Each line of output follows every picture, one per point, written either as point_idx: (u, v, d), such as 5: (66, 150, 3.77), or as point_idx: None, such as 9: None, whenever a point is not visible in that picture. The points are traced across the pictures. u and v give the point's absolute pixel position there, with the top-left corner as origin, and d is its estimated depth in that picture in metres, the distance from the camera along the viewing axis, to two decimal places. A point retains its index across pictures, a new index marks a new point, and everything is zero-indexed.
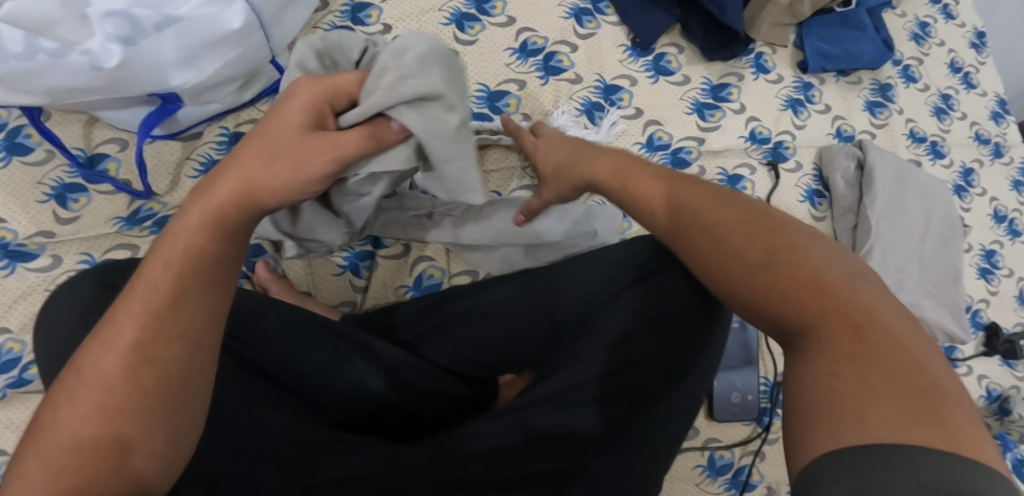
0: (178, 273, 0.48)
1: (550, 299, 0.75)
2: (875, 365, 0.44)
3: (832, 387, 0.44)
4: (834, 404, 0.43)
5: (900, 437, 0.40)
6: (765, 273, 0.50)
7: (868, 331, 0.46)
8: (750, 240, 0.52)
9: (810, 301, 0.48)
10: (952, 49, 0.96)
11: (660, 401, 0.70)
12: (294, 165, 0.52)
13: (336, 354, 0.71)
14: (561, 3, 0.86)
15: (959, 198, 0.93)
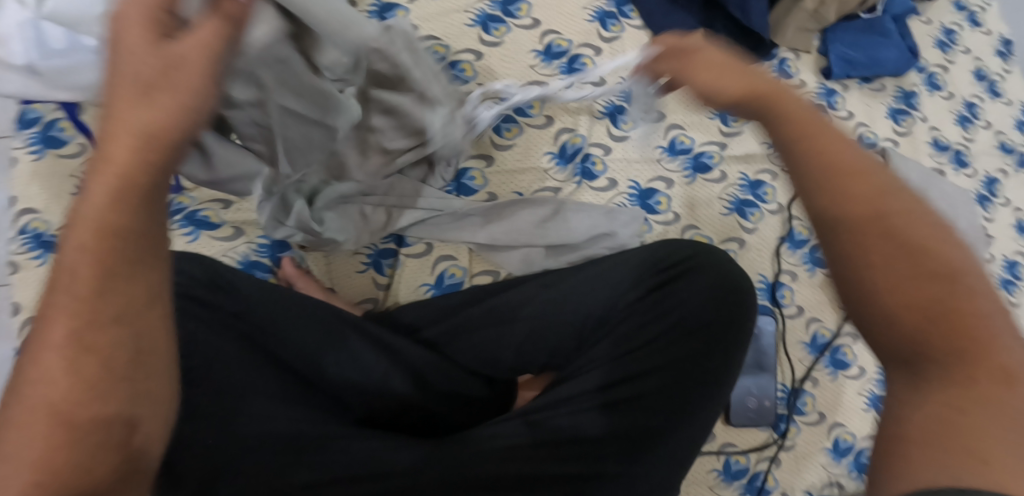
0: (97, 254, 0.40)
1: (575, 302, 0.75)
2: (966, 368, 0.43)
3: (944, 406, 0.42)
4: (934, 426, 0.42)
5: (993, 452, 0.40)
6: (873, 230, 0.45)
7: (963, 310, 0.43)
8: (841, 182, 0.47)
9: (911, 277, 0.44)
10: (978, 57, 0.95)
11: (684, 408, 0.70)
12: (177, 90, 0.42)
13: (359, 350, 0.71)
14: (585, 6, 0.86)
15: (982, 208, 0.92)
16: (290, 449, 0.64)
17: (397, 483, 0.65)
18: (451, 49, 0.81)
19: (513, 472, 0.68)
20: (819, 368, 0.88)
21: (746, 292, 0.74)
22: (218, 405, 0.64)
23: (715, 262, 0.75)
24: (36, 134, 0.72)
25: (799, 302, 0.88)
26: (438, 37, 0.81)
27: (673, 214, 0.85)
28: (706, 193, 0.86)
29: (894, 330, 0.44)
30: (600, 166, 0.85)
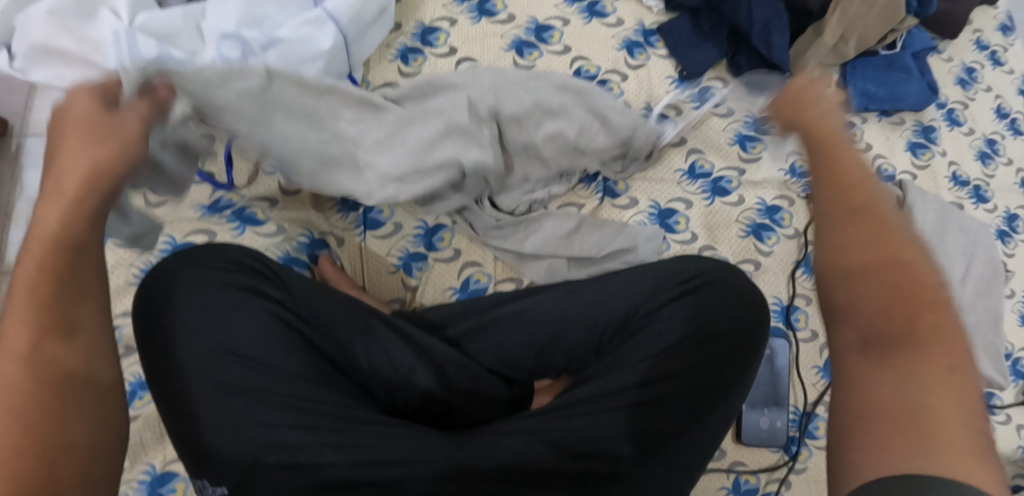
0: (50, 266, 0.50)
1: (595, 308, 0.78)
2: (921, 348, 0.51)
3: (901, 397, 0.50)
4: (903, 401, 0.50)
5: (943, 424, 0.48)
6: (858, 231, 0.55)
7: (914, 293, 0.53)
8: (853, 209, 0.56)
9: (877, 271, 0.54)
10: (1000, 95, 0.97)
11: (698, 417, 0.72)
12: (107, 134, 0.54)
13: (387, 341, 0.76)
14: (614, 35, 0.92)
15: (1002, 243, 0.93)
16: (314, 430, 0.67)
17: (417, 470, 0.68)
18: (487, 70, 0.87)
19: (528, 466, 0.70)
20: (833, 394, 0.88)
21: (762, 309, 0.76)
22: (250, 381, 0.67)
23: (733, 278, 0.77)
24: None
25: (812, 326, 0.89)
26: (475, 59, 0.87)
27: (692, 234, 0.87)
28: (724, 215, 0.89)
29: (858, 315, 0.54)
30: (622, 186, 0.89)
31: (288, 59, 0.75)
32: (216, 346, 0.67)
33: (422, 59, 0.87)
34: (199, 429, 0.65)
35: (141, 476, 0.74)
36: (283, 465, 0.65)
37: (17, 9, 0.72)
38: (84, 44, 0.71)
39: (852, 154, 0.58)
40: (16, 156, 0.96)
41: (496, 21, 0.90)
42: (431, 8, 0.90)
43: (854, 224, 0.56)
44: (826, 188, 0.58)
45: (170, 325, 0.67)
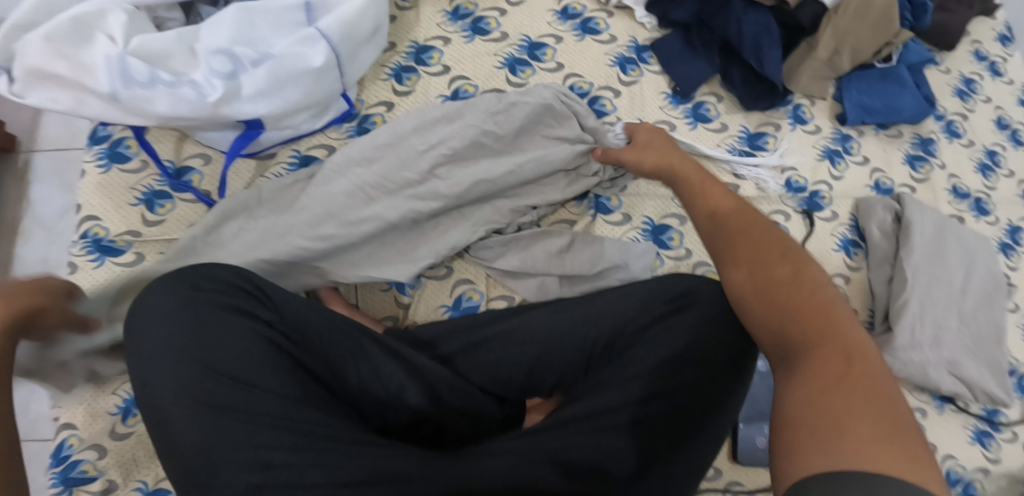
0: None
1: (584, 327, 0.78)
2: (824, 350, 0.55)
3: (815, 399, 0.52)
4: (813, 404, 0.52)
5: (848, 414, 0.51)
6: (757, 255, 0.64)
7: (810, 305, 0.59)
8: (746, 241, 0.65)
9: (773, 289, 0.61)
10: (1000, 106, 0.97)
11: (688, 437, 0.72)
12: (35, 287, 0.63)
13: (377, 361, 0.75)
14: (607, 52, 0.92)
15: (1005, 256, 0.92)
16: (299, 450, 0.66)
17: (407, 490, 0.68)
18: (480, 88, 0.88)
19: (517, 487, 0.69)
20: None
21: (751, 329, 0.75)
22: (236, 402, 0.66)
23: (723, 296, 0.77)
24: (104, 150, 0.82)
25: None
26: (468, 77, 0.88)
27: (685, 250, 0.88)
28: None
29: (764, 337, 0.61)
30: (616, 202, 0.89)
31: (279, 76, 0.77)
32: (201, 368, 0.66)
33: (415, 78, 0.88)
34: (186, 451, 0.65)
35: (132, 494, 0.75)
36: (270, 486, 0.65)
37: (15, 34, 0.73)
38: (78, 69, 0.72)
39: (729, 194, 0.71)
40: (25, 172, 0.99)
41: (490, 39, 0.90)
42: (425, 26, 0.90)
43: (746, 252, 0.64)
44: (717, 226, 0.68)
45: (155, 348, 0.67)
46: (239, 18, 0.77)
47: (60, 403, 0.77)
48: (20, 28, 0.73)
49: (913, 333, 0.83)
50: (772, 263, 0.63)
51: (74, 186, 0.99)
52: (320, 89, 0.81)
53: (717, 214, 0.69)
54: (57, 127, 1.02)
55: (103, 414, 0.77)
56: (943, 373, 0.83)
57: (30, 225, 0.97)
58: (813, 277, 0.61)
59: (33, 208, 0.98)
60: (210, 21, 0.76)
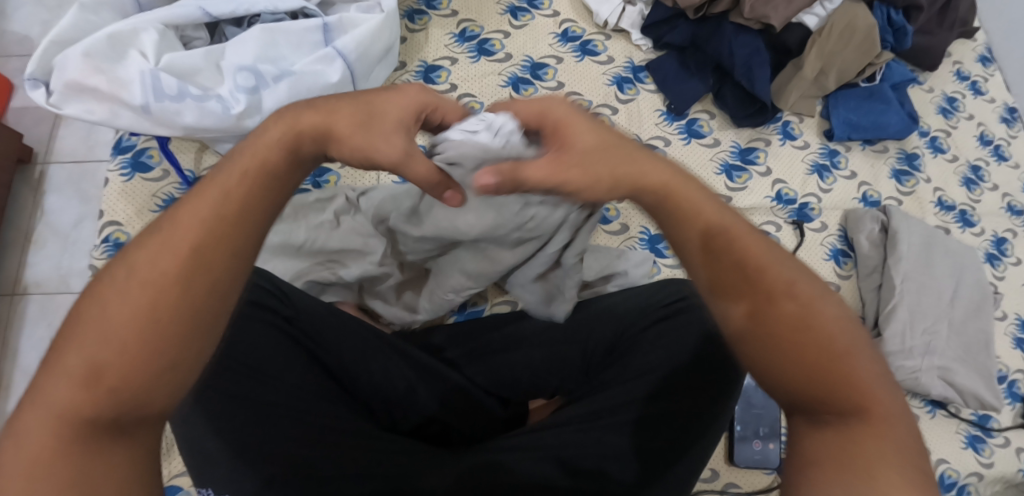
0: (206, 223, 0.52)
1: (585, 332, 0.82)
2: (860, 417, 0.51)
3: (839, 448, 0.50)
4: (845, 452, 0.50)
5: (875, 467, 0.49)
6: (762, 295, 0.56)
7: (826, 358, 0.53)
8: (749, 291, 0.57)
9: (786, 334, 0.54)
10: (982, 123, 1.02)
11: (696, 434, 0.72)
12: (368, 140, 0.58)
13: (389, 361, 0.78)
14: (605, 72, 0.97)
15: (992, 266, 0.95)
16: (313, 444, 0.68)
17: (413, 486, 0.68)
18: (485, 105, 0.92)
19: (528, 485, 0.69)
20: None
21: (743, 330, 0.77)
22: (252, 395, 0.68)
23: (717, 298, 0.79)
24: (127, 160, 0.86)
25: None
26: (473, 95, 0.93)
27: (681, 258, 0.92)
28: None
29: (780, 381, 0.54)
30: (614, 212, 0.94)
31: (299, 91, 0.82)
32: (218, 363, 0.68)
33: (444, 74, 0.94)
34: (201, 446, 0.66)
35: None
36: (281, 481, 0.65)
37: (54, 50, 0.78)
38: (111, 83, 0.78)
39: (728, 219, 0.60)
40: (40, 182, 1.04)
41: (494, 59, 0.95)
42: (433, 46, 0.95)
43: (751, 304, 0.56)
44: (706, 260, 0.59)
45: None
46: (263, 38, 0.82)
47: None
48: (58, 45, 0.78)
49: (903, 338, 0.85)
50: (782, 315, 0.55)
51: (90, 197, 1.04)
52: None
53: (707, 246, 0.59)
54: (74, 140, 1.07)
55: None
56: (934, 378, 0.85)
57: (45, 234, 1.01)
58: (838, 328, 0.55)
59: (47, 218, 1.02)
60: (236, 40, 0.82)
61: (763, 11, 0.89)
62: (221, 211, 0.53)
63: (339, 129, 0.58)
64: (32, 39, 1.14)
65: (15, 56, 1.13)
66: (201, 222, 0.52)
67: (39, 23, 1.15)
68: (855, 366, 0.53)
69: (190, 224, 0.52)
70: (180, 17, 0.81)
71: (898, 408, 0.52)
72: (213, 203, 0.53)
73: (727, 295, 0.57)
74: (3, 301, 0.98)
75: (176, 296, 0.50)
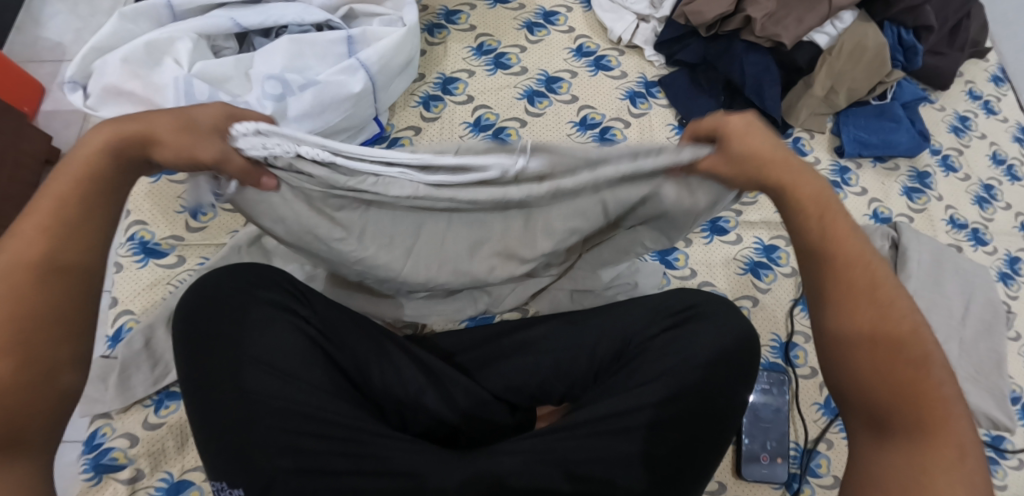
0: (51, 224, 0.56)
1: (596, 337, 0.81)
2: (921, 427, 0.54)
3: (905, 467, 0.53)
4: (907, 475, 0.52)
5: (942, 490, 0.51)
6: (861, 300, 0.58)
7: (907, 368, 0.55)
8: (850, 284, 0.59)
9: (868, 341, 0.57)
10: (995, 142, 1.03)
11: (702, 441, 0.73)
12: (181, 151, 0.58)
13: (399, 362, 0.78)
14: (618, 87, 0.99)
15: (1005, 285, 0.95)
16: (326, 439, 0.69)
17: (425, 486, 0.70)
18: (500, 116, 0.95)
19: (534, 488, 0.70)
20: (834, 431, 0.87)
21: (749, 343, 0.78)
22: (266, 390, 0.69)
23: (726, 310, 0.80)
24: None
25: (813, 364, 0.90)
26: (490, 107, 0.95)
27: (691, 270, 0.93)
28: (721, 253, 0.94)
29: (852, 385, 0.58)
30: None
31: (322, 100, 0.83)
32: (236, 361, 0.70)
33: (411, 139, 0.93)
34: (219, 438, 0.68)
35: (157, 483, 0.79)
36: (299, 473, 0.67)
37: (93, 56, 0.83)
38: (147, 87, 0.81)
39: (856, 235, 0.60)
40: None
41: (510, 73, 0.98)
42: (452, 59, 0.98)
43: (844, 298, 0.59)
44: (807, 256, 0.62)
45: (194, 346, 0.71)
46: (290, 48, 0.85)
47: (91, 394, 0.81)
48: (97, 51, 0.83)
49: None
50: (872, 310, 0.58)
51: None
52: (356, 114, 0.87)
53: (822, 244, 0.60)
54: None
55: (138, 405, 0.82)
56: None
57: None
58: (922, 340, 0.56)
59: None
60: (264, 50, 0.85)
61: (774, 30, 0.90)
62: (70, 205, 0.57)
63: (159, 137, 0.58)
64: (65, 45, 1.20)
65: (48, 62, 1.19)
66: (52, 215, 0.56)
67: (72, 32, 1.21)
68: (932, 380, 0.55)
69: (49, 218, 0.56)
70: (212, 27, 0.85)
71: (967, 438, 0.53)
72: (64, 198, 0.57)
73: (824, 285, 0.60)
74: None
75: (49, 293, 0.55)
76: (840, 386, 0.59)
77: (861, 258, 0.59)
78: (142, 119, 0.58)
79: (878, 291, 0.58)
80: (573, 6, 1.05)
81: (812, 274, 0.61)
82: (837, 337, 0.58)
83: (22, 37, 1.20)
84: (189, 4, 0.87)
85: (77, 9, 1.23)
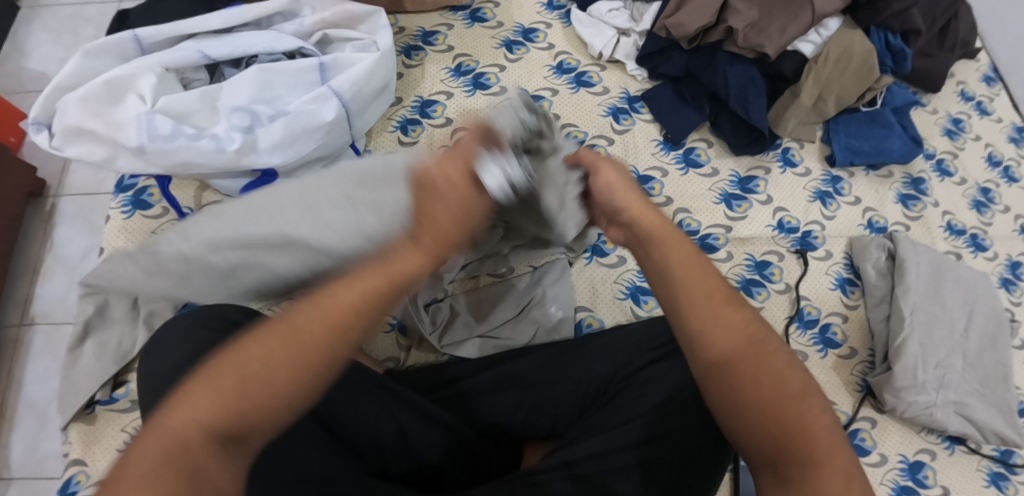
0: (288, 348, 0.51)
1: (579, 370, 0.78)
2: (785, 400, 0.55)
3: (758, 425, 0.55)
4: (778, 437, 0.54)
5: (806, 460, 0.53)
6: (713, 304, 0.59)
7: (774, 376, 0.56)
8: (736, 327, 0.58)
9: (711, 325, 0.58)
10: (990, 144, 1.00)
11: (692, 485, 0.69)
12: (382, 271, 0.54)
13: (376, 403, 0.74)
14: (600, 103, 0.97)
15: (1007, 291, 0.92)
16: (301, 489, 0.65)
17: None
18: None
19: None
20: None
21: None
22: None
23: None
24: (128, 199, 0.89)
25: None
26: None
27: None
28: None
29: (738, 361, 0.57)
30: (610, 245, 0.90)
31: (293, 130, 0.80)
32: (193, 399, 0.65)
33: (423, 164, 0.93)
34: None
35: None
36: None
37: (57, 95, 0.79)
38: (109, 125, 0.77)
39: (696, 255, 0.62)
40: (51, 214, 1.17)
41: (489, 94, 0.95)
42: (429, 82, 0.96)
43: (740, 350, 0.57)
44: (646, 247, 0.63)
45: (155, 379, 0.67)
46: (258, 79, 0.81)
47: (70, 439, 0.78)
48: (61, 90, 0.79)
49: (915, 371, 0.82)
50: (719, 310, 0.59)
51: (96, 228, 1.17)
52: (328, 141, 0.84)
53: (669, 276, 0.61)
54: (85, 174, 1.21)
55: (112, 451, 0.78)
56: (950, 413, 0.82)
57: (54, 266, 1.14)
58: (781, 370, 0.56)
59: (56, 248, 1.15)
60: (232, 80, 0.81)
61: (757, 39, 0.88)
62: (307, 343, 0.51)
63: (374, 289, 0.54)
64: (48, 75, 1.28)
65: (33, 92, 1.26)
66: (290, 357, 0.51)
67: (56, 61, 1.29)
68: (810, 417, 0.54)
69: (256, 404, 0.50)
70: (180, 60, 0.82)
71: (824, 417, 0.55)
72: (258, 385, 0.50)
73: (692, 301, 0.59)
74: (11, 332, 1.09)
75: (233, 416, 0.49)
76: (744, 388, 0.56)
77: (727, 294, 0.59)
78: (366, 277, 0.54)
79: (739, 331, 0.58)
80: (552, 21, 1.02)
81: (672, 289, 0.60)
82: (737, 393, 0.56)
83: (4, 67, 1.28)
84: (156, 36, 0.83)
85: (60, 39, 1.32)
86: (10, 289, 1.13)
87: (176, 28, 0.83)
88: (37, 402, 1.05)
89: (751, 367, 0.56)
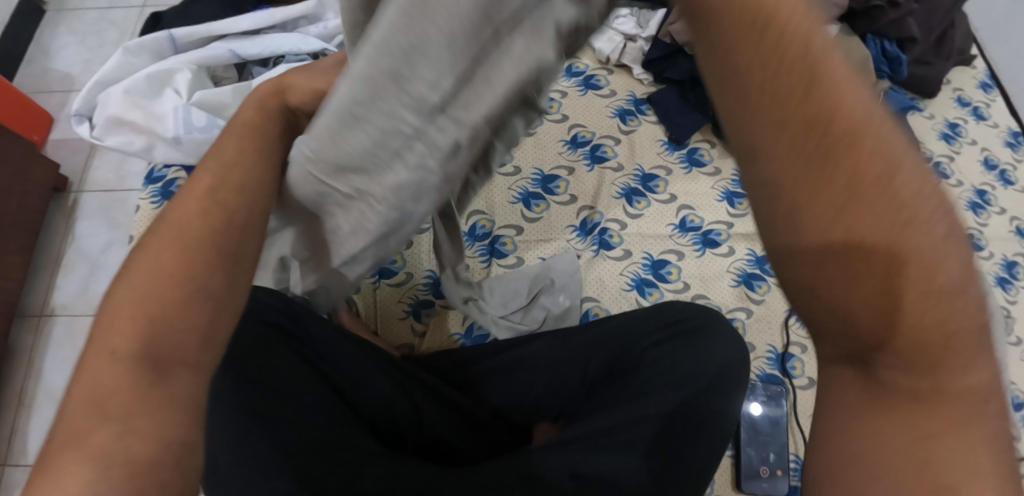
0: (158, 275, 0.49)
1: (588, 353, 0.81)
2: (920, 306, 0.39)
3: (871, 352, 0.41)
4: (894, 365, 0.40)
5: (929, 390, 0.40)
6: (831, 158, 0.38)
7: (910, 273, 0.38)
8: (838, 201, 0.38)
9: (833, 193, 0.38)
10: (986, 148, 1.04)
11: (702, 458, 0.71)
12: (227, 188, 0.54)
13: (392, 380, 0.77)
14: (607, 105, 1.03)
15: (1004, 290, 0.94)
16: (319, 457, 0.67)
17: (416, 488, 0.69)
18: None
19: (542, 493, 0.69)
20: None
21: (735, 353, 0.78)
22: (266, 410, 0.67)
23: (721, 326, 0.79)
24: (157, 189, 0.93)
25: (810, 374, 0.88)
26: None
27: (683, 283, 0.91)
28: (715, 266, 0.93)
29: (856, 251, 0.38)
30: (616, 238, 0.93)
31: None
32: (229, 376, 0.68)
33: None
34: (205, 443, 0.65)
35: None
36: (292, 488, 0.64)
37: (99, 89, 0.84)
38: (150, 117, 0.82)
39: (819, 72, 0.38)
40: (73, 208, 1.22)
41: None
42: None
43: (855, 208, 0.38)
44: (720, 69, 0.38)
45: None
46: None
47: None
48: (102, 84, 0.84)
49: None
50: (827, 166, 0.38)
51: (115, 223, 1.22)
52: None
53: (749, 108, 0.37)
54: (107, 171, 1.26)
55: None
56: None
57: (75, 258, 1.19)
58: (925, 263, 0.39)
59: (77, 242, 1.20)
60: (262, 77, 0.85)
61: None
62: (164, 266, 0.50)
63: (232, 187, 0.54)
64: (72, 76, 1.34)
65: (57, 93, 1.32)
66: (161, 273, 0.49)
67: (81, 63, 1.36)
68: (953, 328, 0.39)
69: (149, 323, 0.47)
70: (211, 58, 0.87)
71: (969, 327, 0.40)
72: (174, 292, 0.48)
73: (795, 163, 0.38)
74: (31, 321, 1.14)
75: (133, 345, 0.46)
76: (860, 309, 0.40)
77: (858, 121, 0.38)
78: (194, 199, 0.53)
79: (858, 189, 0.38)
80: None
81: (773, 111, 0.37)
82: (838, 273, 0.39)
83: (33, 68, 1.34)
84: (189, 36, 0.89)
85: (85, 42, 1.38)
86: (33, 280, 1.17)
87: (209, 28, 0.88)
88: (55, 389, 1.09)
89: (868, 267, 0.39)
